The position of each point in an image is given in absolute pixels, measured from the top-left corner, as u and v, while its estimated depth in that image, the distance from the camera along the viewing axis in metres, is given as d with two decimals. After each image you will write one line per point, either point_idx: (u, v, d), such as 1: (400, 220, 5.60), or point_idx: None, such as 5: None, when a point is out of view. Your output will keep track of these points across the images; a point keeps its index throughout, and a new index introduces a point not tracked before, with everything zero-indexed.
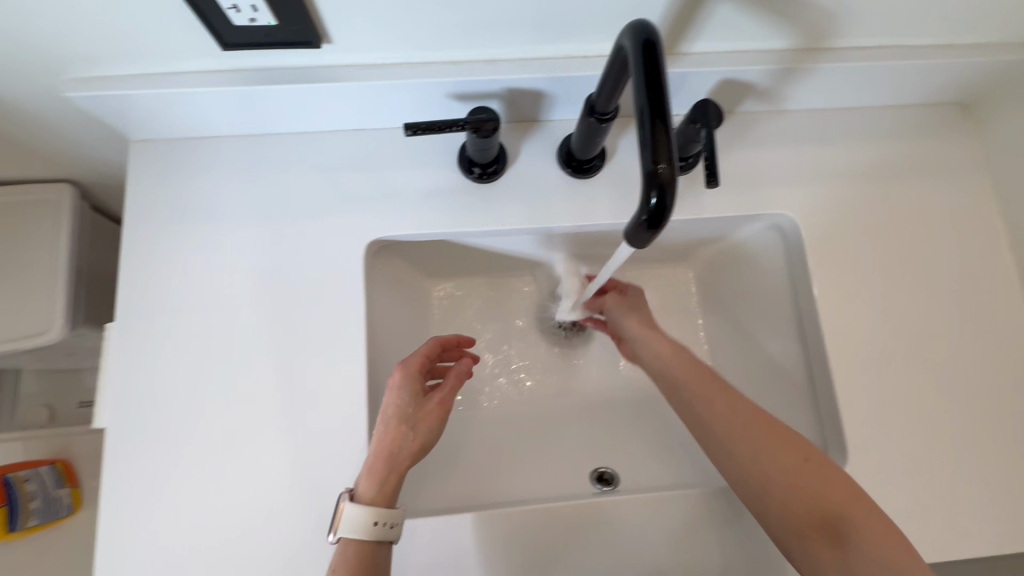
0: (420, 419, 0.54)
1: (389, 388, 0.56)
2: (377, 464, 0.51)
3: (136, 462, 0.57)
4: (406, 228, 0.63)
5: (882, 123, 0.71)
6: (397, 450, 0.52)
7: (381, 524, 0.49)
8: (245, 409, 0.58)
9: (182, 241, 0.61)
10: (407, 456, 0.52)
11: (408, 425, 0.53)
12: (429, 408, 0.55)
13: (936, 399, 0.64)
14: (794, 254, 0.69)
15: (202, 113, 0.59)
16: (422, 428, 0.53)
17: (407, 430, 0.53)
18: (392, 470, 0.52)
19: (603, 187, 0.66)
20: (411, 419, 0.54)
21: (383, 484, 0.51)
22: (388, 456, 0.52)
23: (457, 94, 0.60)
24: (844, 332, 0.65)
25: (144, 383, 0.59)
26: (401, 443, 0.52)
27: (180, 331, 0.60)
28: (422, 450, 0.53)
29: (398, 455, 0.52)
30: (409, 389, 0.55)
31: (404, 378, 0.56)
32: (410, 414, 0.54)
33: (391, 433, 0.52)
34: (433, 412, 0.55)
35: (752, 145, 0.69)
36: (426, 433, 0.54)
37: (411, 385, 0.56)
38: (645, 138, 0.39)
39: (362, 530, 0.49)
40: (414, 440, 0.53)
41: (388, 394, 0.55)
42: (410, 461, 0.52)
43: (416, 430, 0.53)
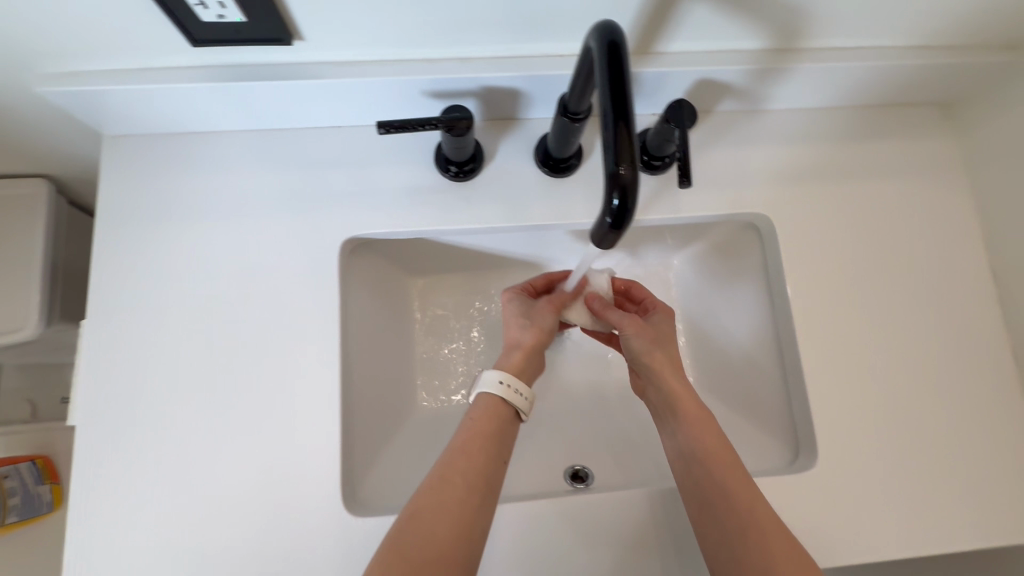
0: (535, 313, 0.66)
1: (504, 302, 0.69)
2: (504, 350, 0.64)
3: (107, 461, 0.57)
4: (382, 226, 0.63)
5: (860, 123, 0.71)
6: (520, 335, 0.64)
7: (507, 384, 0.58)
8: (219, 407, 0.58)
9: (155, 239, 0.61)
10: (528, 340, 0.64)
11: (524, 319, 0.66)
12: (543, 307, 0.66)
13: (908, 398, 0.64)
14: (770, 255, 0.69)
15: (175, 110, 0.59)
16: (540, 318, 0.65)
17: (526, 322, 0.65)
18: (516, 349, 0.63)
19: (580, 186, 0.66)
20: (529, 314, 0.66)
21: (505, 359, 0.62)
22: (512, 341, 0.64)
23: (433, 93, 0.59)
24: (817, 332, 0.65)
25: (116, 381, 0.58)
26: (520, 330, 0.64)
27: (153, 329, 0.59)
28: (546, 333, 0.65)
29: (522, 338, 0.64)
30: (518, 298, 0.68)
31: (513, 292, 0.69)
32: (525, 311, 0.66)
33: (513, 325, 0.65)
34: (546, 307, 0.66)
35: (730, 144, 0.69)
36: (544, 322, 0.65)
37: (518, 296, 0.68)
38: (607, 139, 0.39)
39: (495, 386, 0.58)
40: (533, 326, 0.64)
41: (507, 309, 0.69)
42: (530, 338, 0.63)
43: (534, 320, 0.65)
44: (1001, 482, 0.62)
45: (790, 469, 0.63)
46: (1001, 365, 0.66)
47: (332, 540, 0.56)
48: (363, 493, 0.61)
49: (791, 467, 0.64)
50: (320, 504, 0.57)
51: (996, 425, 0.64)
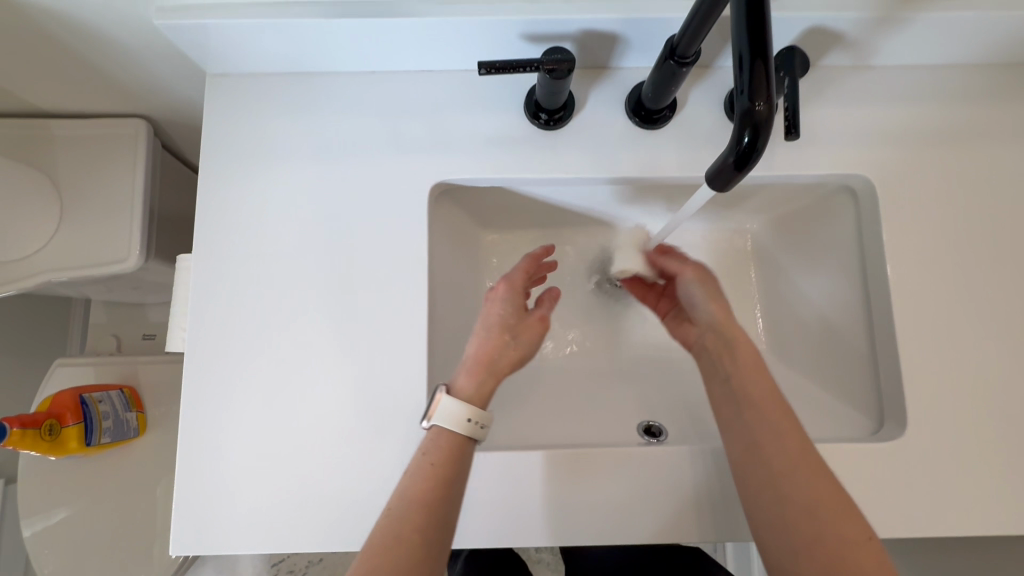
0: (521, 331, 0.58)
1: (492, 299, 0.60)
2: (475, 368, 0.55)
3: (213, 383, 0.61)
4: (470, 172, 0.63)
5: (975, 82, 0.66)
6: (496, 357, 0.56)
7: (472, 422, 0.53)
8: (314, 341, 0.61)
9: (255, 176, 0.63)
10: (505, 363, 0.56)
11: (509, 335, 0.57)
12: (531, 323, 0.59)
13: (1006, 372, 0.61)
14: (866, 218, 0.67)
15: (278, 47, 0.60)
16: (523, 341, 0.58)
17: (509, 339, 0.57)
18: (490, 373, 0.55)
19: (671, 139, 0.64)
20: (513, 329, 0.58)
21: (481, 385, 0.55)
22: (488, 361, 0.56)
23: (531, 35, 0.59)
24: (913, 298, 0.63)
25: (219, 312, 0.62)
26: (502, 350, 0.56)
27: (254, 264, 0.62)
28: (520, 360, 0.57)
29: (498, 361, 0.56)
30: (513, 302, 0.59)
31: (509, 291, 0.60)
32: (513, 326, 0.58)
33: (494, 340, 0.57)
34: (535, 326, 0.59)
35: (831, 100, 0.66)
36: (526, 345, 0.58)
37: (514, 299, 0.59)
38: (742, 81, 0.38)
39: (459, 423, 0.53)
40: (514, 349, 0.57)
41: (491, 305, 0.59)
42: (508, 367, 0.56)
43: (517, 340, 0.58)
44: None
45: (874, 437, 0.62)
46: None
47: None
48: None
49: (874, 436, 0.62)
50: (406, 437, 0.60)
51: None
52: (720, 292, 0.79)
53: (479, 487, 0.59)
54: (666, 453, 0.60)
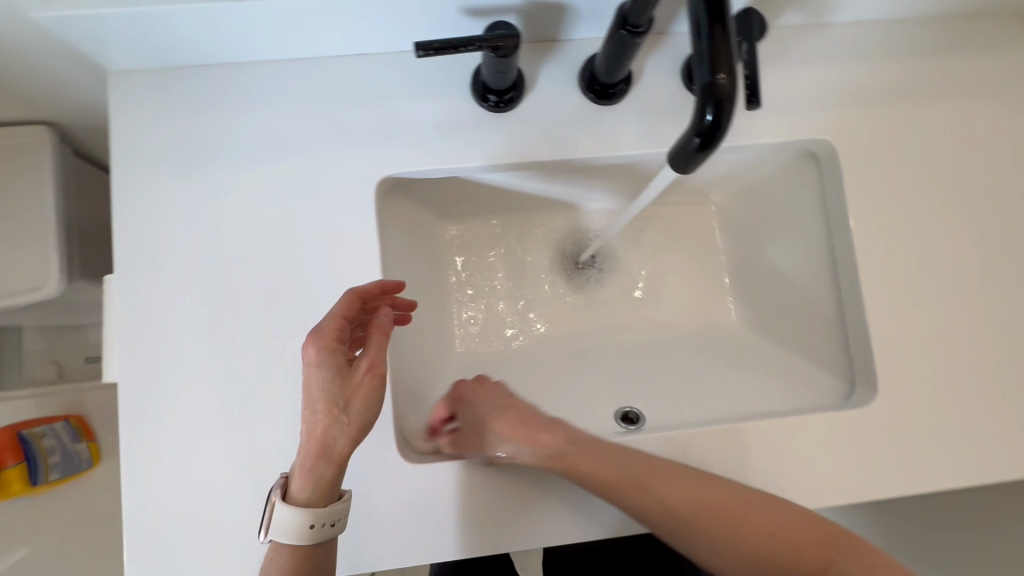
0: (351, 397, 0.50)
1: (306, 365, 0.51)
2: (309, 462, 0.50)
3: (155, 415, 0.56)
4: (417, 163, 0.59)
5: (928, 34, 0.65)
6: (330, 440, 0.50)
7: (320, 524, 0.51)
8: (265, 357, 0.57)
9: (177, 183, 0.57)
10: (342, 444, 0.50)
11: (339, 409, 0.50)
12: (360, 380, 0.50)
13: (969, 328, 0.62)
14: (827, 181, 0.65)
15: (188, 36, 0.53)
16: (355, 407, 0.50)
17: (339, 414, 0.50)
18: (326, 461, 0.50)
19: (629, 113, 0.61)
20: (341, 400, 0.50)
21: (320, 477, 0.50)
22: (321, 448, 0.50)
23: (471, 9, 0.54)
24: (878, 259, 0.62)
25: (153, 336, 0.57)
26: (333, 431, 0.50)
27: (188, 279, 0.57)
28: (360, 430, 0.51)
29: (333, 444, 0.50)
30: (329, 366, 0.50)
31: (320, 353, 0.51)
32: (338, 395, 0.50)
33: (322, 421, 0.50)
34: (365, 383, 0.50)
35: (789, 63, 0.63)
36: (362, 411, 0.50)
37: (331, 359, 0.51)
38: (699, 32, 0.35)
39: (308, 528, 0.51)
40: (347, 426, 0.50)
41: (308, 374, 0.51)
42: (347, 446, 0.50)
43: (349, 411, 0.50)
44: None
45: (847, 404, 0.62)
46: None
47: (389, 490, 0.56)
48: (415, 442, 0.60)
49: (847, 402, 0.62)
50: (373, 453, 0.56)
51: None
52: (687, 268, 0.78)
53: (454, 497, 0.57)
54: (644, 441, 0.59)
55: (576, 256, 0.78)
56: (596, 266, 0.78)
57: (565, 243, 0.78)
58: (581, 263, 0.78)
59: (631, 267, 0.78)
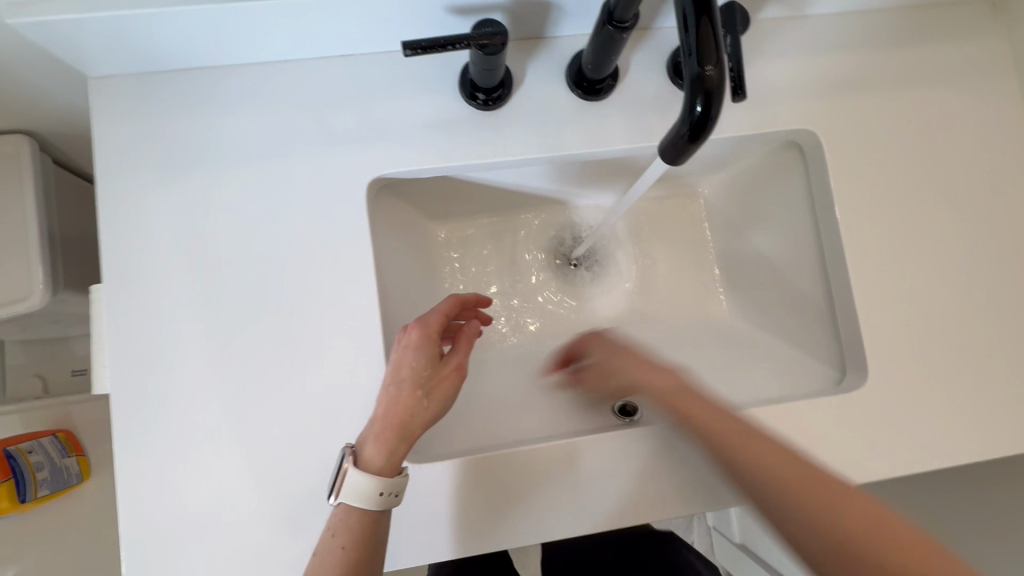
0: (435, 386, 0.53)
1: (403, 347, 0.53)
2: (387, 434, 0.51)
3: (149, 424, 0.55)
4: (407, 163, 0.59)
5: (906, 23, 0.66)
6: (409, 419, 0.52)
7: (386, 495, 0.50)
8: (260, 363, 0.56)
9: (164, 189, 0.57)
10: (419, 424, 0.52)
11: (423, 392, 0.52)
12: (446, 375, 0.54)
13: (953, 310, 0.63)
14: (812, 170, 0.67)
15: (169, 40, 0.53)
16: (436, 398, 0.53)
17: (422, 396, 0.52)
18: (402, 437, 0.51)
19: (616, 108, 0.61)
20: (427, 384, 0.53)
21: (392, 452, 0.51)
22: (400, 424, 0.51)
23: (457, 7, 0.54)
24: (864, 246, 0.63)
25: (144, 344, 0.56)
26: (414, 411, 0.52)
27: (179, 287, 0.56)
28: (434, 419, 0.53)
29: (412, 422, 0.51)
30: (426, 351, 0.53)
31: (422, 338, 0.53)
32: (427, 380, 0.53)
33: (406, 399, 0.51)
34: (451, 377, 0.54)
35: (772, 55, 0.64)
36: (441, 401, 0.53)
37: (428, 347, 0.53)
38: (687, 28, 0.36)
39: (373, 499, 0.50)
40: (427, 409, 0.52)
41: (402, 354, 0.53)
42: (423, 427, 0.52)
43: (431, 397, 0.52)
44: None
45: (838, 389, 0.63)
46: None
47: None
48: (415, 442, 0.60)
49: (838, 388, 0.63)
50: None
51: None
52: (678, 261, 0.79)
53: (455, 495, 0.57)
54: (642, 432, 0.59)
55: (568, 253, 0.79)
56: (587, 263, 0.79)
57: (556, 240, 0.79)
58: (573, 259, 0.78)
59: (624, 261, 0.79)
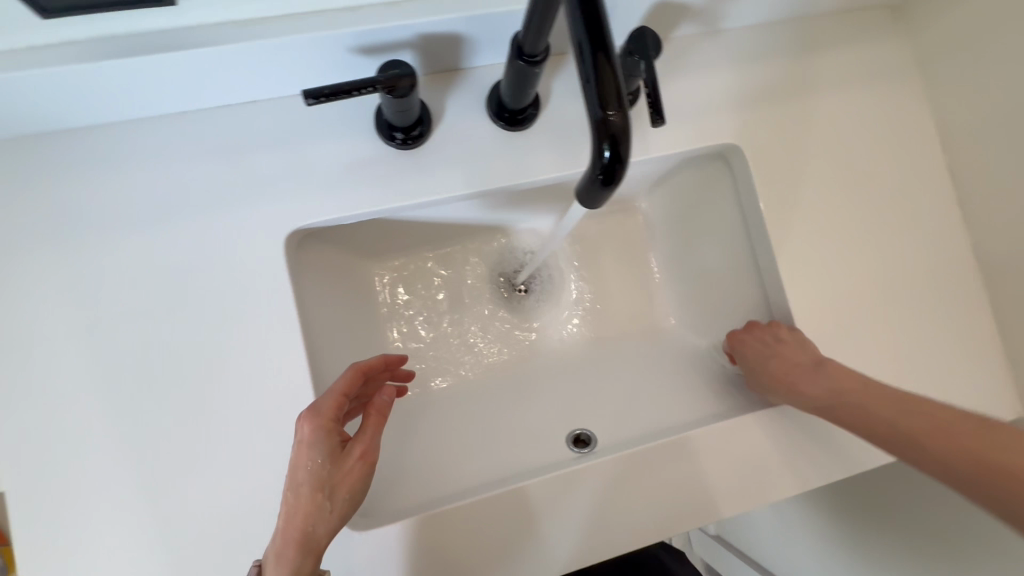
0: (339, 483, 0.49)
1: (297, 444, 0.49)
2: (287, 553, 0.46)
3: (57, 521, 0.51)
4: (326, 211, 0.56)
5: (816, 32, 0.68)
6: (311, 529, 0.47)
7: None
8: (181, 441, 0.52)
9: (55, 263, 0.52)
10: (323, 532, 0.48)
11: (326, 493, 0.48)
12: (350, 466, 0.49)
13: (883, 308, 0.65)
14: (740, 181, 0.67)
15: (44, 104, 0.49)
16: (341, 494, 0.49)
17: (324, 499, 0.48)
18: (305, 552, 0.47)
19: (541, 137, 0.60)
20: (330, 483, 0.49)
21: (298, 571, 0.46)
22: (302, 538, 0.47)
23: (362, 48, 0.51)
24: (795, 252, 0.64)
25: (46, 433, 0.51)
26: (317, 519, 0.47)
27: (86, 366, 0.52)
28: (342, 520, 0.49)
29: (314, 533, 0.47)
30: (324, 445, 0.49)
31: (316, 432, 0.49)
32: (328, 478, 0.49)
33: (307, 506, 0.47)
34: (356, 469, 0.50)
35: (690, 71, 0.65)
36: (349, 498, 0.49)
37: (326, 440, 0.49)
38: (586, 70, 0.34)
39: None
40: (332, 512, 0.48)
41: (299, 452, 0.49)
42: (328, 535, 0.48)
43: (335, 498, 0.48)
44: (971, 375, 0.65)
45: None
46: (961, 261, 0.67)
47: (337, 564, 0.53)
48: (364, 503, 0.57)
49: None
50: None
51: (963, 322, 0.66)
52: (622, 277, 0.78)
53: (408, 556, 0.54)
54: (596, 465, 0.58)
55: (512, 278, 0.77)
56: (535, 287, 0.78)
57: (499, 266, 0.77)
58: (518, 284, 0.77)
59: (569, 283, 0.78)
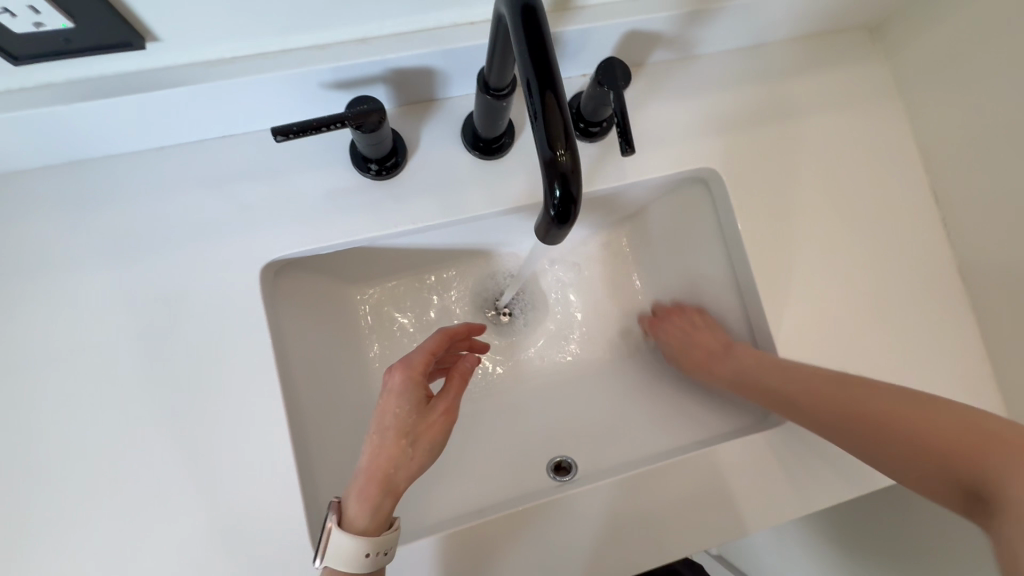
0: (422, 432, 0.50)
1: (388, 391, 0.52)
2: (371, 488, 0.48)
3: (28, 558, 0.50)
4: (303, 243, 0.56)
5: (793, 56, 0.68)
6: (393, 471, 0.49)
7: (373, 555, 0.48)
8: (155, 476, 0.52)
9: (33, 300, 0.53)
10: (404, 475, 0.49)
11: (408, 440, 0.50)
12: (433, 419, 0.51)
13: (867, 332, 0.64)
14: (720, 204, 0.67)
15: (23, 145, 0.50)
16: (423, 444, 0.50)
17: (407, 444, 0.50)
18: (387, 489, 0.48)
19: (516, 165, 0.60)
20: (413, 431, 0.50)
21: (377, 508, 0.48)
22: (385, 476, 0.49)
23: (333, 83, 0.52)
24: (776, 276, 0.64)
25: (20, 468, 0.51)
26: (399, 462, 0.49)
27: (62, 399, 0.52)
28: (420, 470, 0.50)
29: (396, 474, 0.49)
30: (412, 394, 0.51)
31: (406, 381, 0.52)
32: (412, 426, 0.50)
33: (389, 449, 0.49)
34: (438, 422, 0.51)
35: (666, 97, 0.65)
36: (429, 448, 0.50)
37: (413, 391, 0.51)
38: (534, 111, 0.34)
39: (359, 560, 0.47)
40: (415, 456, 0.50)
41: (389, 399, 0.51)
42: (409, 479, 0.49)
43: (417, 445, 0.50)
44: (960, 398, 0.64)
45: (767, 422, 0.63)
46: (947, 283, 0.66)
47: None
48: None
49: (768, 421, 0.63)
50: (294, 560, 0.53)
51: (950, 345, 0.65)
52: (606, 301, 0.78)
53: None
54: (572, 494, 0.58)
55: (497, 302, 0.77)
56: (519, 309, 0.77)
57: (483, 290, 0.77)
58: (502, 307, 0.77)
59: (553, 306, 0.77)
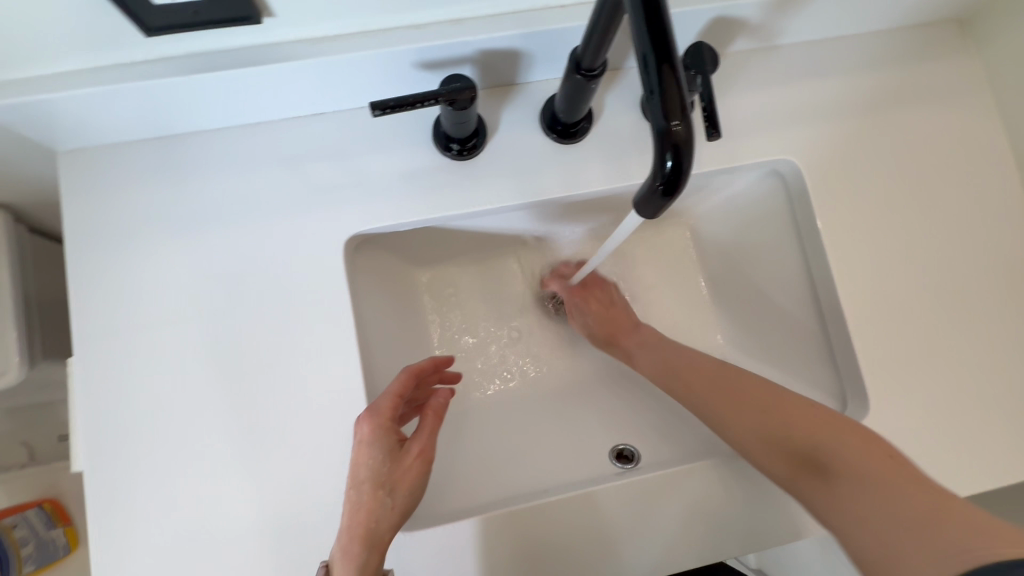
0: (398, 480, 0.51)
1: (358, 443, 0.52)
2: (353, 546, 0.48)
3: (125, 501, 0.54)
4: (385, 218, 0.58)
5: (879, 48, 0.66)
6: (375, 524, 0.49)
7: None
8: (239, 433, 0.55)
9: (135, 259, 0.56)
10: (387, 527, 0.49)
11: (385, 490, 0.50)
12: (408, 465, 0.51)
13: (950, 334, 0.62)
14: (798, 198, 0.65)
15: (138, 114, 0.53)
16: (401, 492, 0.51)
17: (385, 495, 0.50)
18: (372, 544, 0.49)
19: (594, 150, 0.61)
20: (388, 481, 0.51)
21: (363, 565, 0.48)
22: (367, 531, 0.49)
23: (424, 63, 0.53)
24: (854, 271, 0.62)
25: (119, 417, 0.55)
26: (378, 514, 0.49)
27: (157, 355, 0.55)
28: (403, 516, 0.51)
29: (378, 527, 0.49)
30: (382, 444, 0.51)
31: (374, 431, 0.51)
32: (386, 476, 0.51)
33: (367, 503, 0.50)
34: (413, 467, 0.51)
35: (745, 87, 0.64)
36: (407, 495, 0.51)
37: (383, 439, 0.51)
38: (651, 82, 0.35)
39: None
40: (392, 507, 0.50)
41: (359, 453, 0.51)
42: (392, 529, 0.50)
43: (394, 494, 0.50)
44: None
45: None
46: None
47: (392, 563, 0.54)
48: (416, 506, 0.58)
49: None
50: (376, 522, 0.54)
51: None
52: (668, 292, 0.77)
53: (464, 560, 0.55)
54: (640, 480, 0.58)
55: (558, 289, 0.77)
56: None
57: (546, 276, 0.78)
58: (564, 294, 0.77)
59: None
